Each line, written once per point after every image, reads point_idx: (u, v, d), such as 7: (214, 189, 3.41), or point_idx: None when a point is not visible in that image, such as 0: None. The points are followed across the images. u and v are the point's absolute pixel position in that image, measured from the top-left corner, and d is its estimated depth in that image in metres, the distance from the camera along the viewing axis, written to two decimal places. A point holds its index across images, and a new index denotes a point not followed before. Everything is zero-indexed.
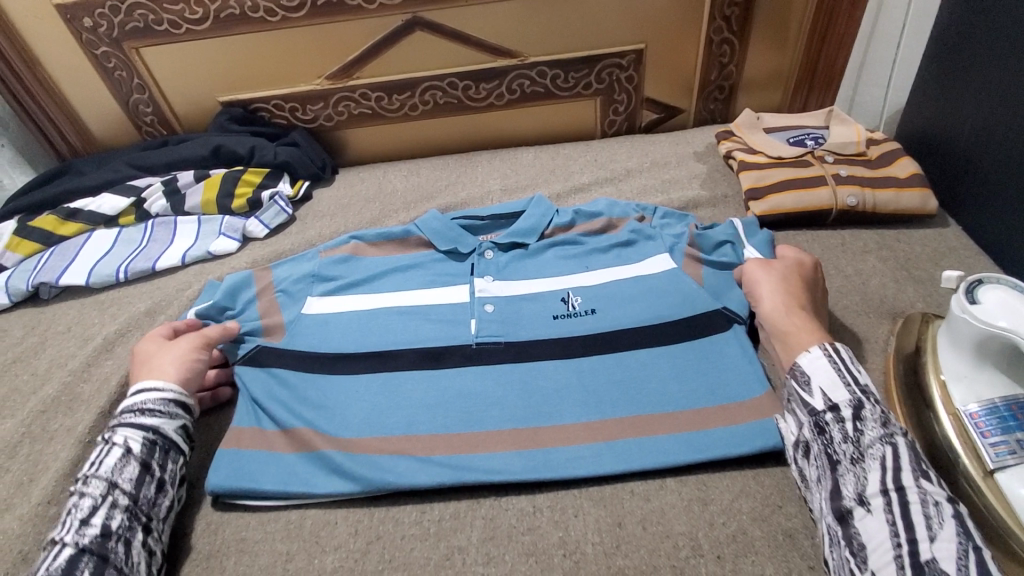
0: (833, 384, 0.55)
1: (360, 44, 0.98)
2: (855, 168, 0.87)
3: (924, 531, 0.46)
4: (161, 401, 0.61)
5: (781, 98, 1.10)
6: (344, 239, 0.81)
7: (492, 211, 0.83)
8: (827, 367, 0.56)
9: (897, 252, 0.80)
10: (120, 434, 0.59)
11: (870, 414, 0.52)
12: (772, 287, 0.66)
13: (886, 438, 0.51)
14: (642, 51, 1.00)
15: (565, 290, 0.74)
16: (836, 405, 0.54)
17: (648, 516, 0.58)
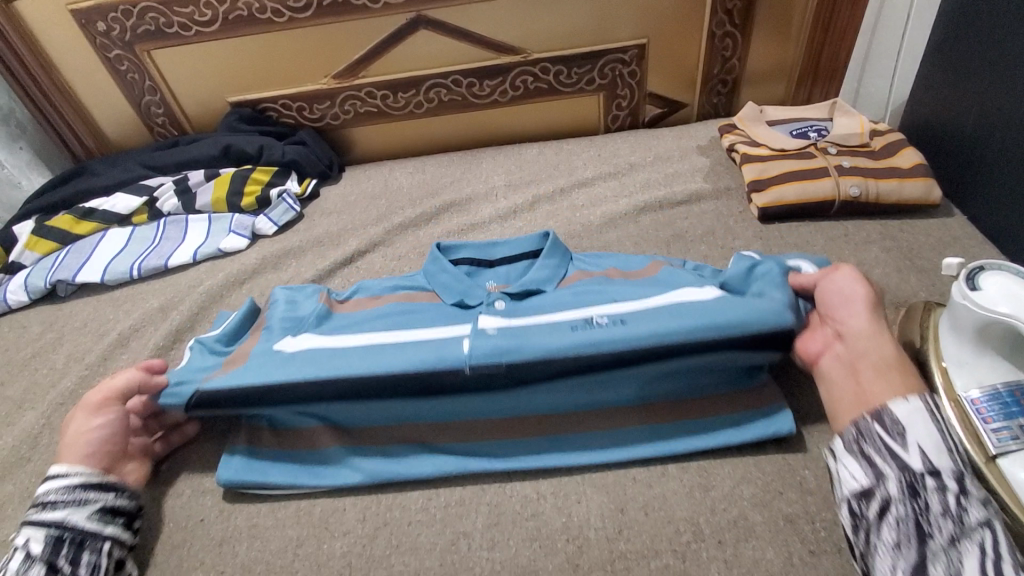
0: (936, 448, 0.49)
1: (365, 43, 0.99)
2: (857, 159, 0.87)
3: None
4: (64, 491, 0.57)
5: (785, 92, 1.10)
6: (344, 294, 0.76)
7: (501, 268, 0.77)
8: (927, 424, 0.50)
9: (900, 242, 0.80)
10: (24, 533, 0.55)
11: (969, 491, 0.47)
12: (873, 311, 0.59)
13: (987, 520, 0.46)
14: (644, 46, 1.01)
15: (588, 310, 0.63)
16: (938, 472, 0.48)
17: (650, 502, 0.58)
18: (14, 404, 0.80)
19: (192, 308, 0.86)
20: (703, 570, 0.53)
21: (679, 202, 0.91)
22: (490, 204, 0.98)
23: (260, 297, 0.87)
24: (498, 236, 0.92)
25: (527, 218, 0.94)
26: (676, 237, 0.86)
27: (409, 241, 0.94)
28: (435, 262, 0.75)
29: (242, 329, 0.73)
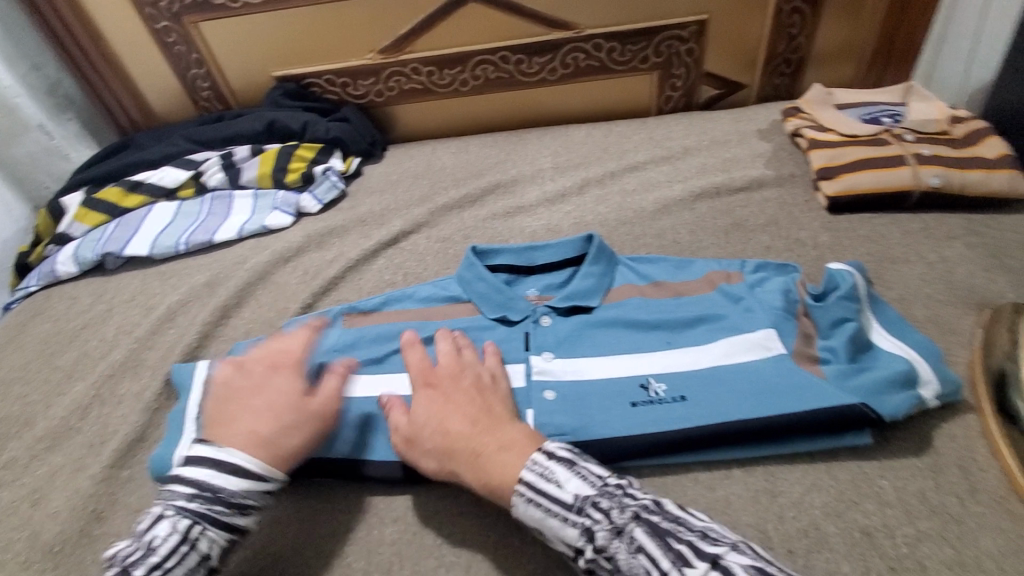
0: (556, 528, 0.47)
1: (412, 16, 0.96)
2: (939, 147, 0.80)
3: None
4: (254, 495, 0.52)
5: (853, 74, 1.03)
6: (377, 301, 0.76)
7: (538, 284, 0.76)
8: (531, 510, 0.48)
9: (986, 238, 0.74)
10: (203, 537, 0.49)
11: (602, 532, 0.45)
12: (448, 420, 0.55)
13: (632, 549, 0.43)
14: (704, 22, 0.95)
15: (646, 374, 0.63)
16: (580, 550, 0.46)
17: (713, 506, 0.56)
18: (66, 373, 0.81)
19: (238, 286, 0.85)
20: None
21: (739, 188, 0.86)
22: (537, 186, 0.95)
23: (305, 276, 0.86)
24: (546, 220, 0.89)
25: (575, 203, 0.91)
26: (735, 226, 0.82)
27: (454, 223, 0.92)
28: (470, 269, 0.75)
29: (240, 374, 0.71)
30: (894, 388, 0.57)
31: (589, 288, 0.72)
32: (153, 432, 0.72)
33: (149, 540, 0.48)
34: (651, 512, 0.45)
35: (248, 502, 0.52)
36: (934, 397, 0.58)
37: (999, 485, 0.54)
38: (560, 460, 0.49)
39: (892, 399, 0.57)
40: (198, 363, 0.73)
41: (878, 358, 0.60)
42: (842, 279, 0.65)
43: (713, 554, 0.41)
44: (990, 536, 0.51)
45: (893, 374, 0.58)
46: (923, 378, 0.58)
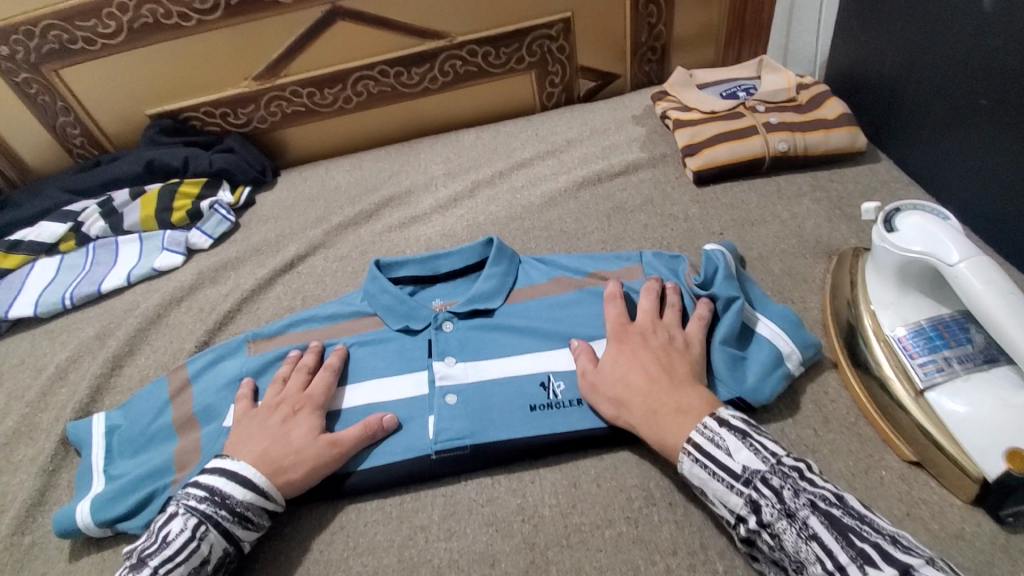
0: (723, 492, 0.50)
1: (283, 40, 0.96)
2: (785, 114, 0.87)
3: None
4: (256, 511, 0.57)
5: (715, 54, 1.10)
6: (282, 326, 0.75)
7: (440, 291, 0.78)
8: (699, 473, 0.51)
9: (832, 192, 0.81)
10: (207, 537, 0.54)
11: (772, 511, 0.48)
12: (630, 374, 0.59)
13: (805, 534, 0.46)
14: (569, 20, 1.00)
15: (545, 373, 0.65)
16: (739, 515, 0.50)
17: (603, 474, 0.60)
18: None
19: (131, 333, 0.83)
20: (656, 533, 0.55)
21: (617, 173, 0.91)
22: (431, 194, 0.96)
23: (200, 314, 0.84)
24: (440, 227, 0.91)
25: (468, 205, 0.93)
26: (616, 210, 0.86)
27: (351, 241, 0.92)
28: (373, 281, 0.75)
29: (142, 418, 0.70)
30: (771, 376, 0.59)
31: (490, 290, 0.73)
32: (52, 495, 0.69)
33: (164, 534, 0.53)
34: (829, 504, 0.47)
35: (250, 514, 0.56)
36: (799, 365, 0.61)
37: (849, 412, 0.59)
38: (732, 429, 0.52)
39: (767, 383, 0.59)
40: (93, 417, 0.72)
41: (753, 344, 0.62)
42: (717, 260, 0.68)
43: (896, 557, 0.43)
44: (843, 460, 0.55)
45: (766, 359, 0.60)
46: (787, 352, 0.61)
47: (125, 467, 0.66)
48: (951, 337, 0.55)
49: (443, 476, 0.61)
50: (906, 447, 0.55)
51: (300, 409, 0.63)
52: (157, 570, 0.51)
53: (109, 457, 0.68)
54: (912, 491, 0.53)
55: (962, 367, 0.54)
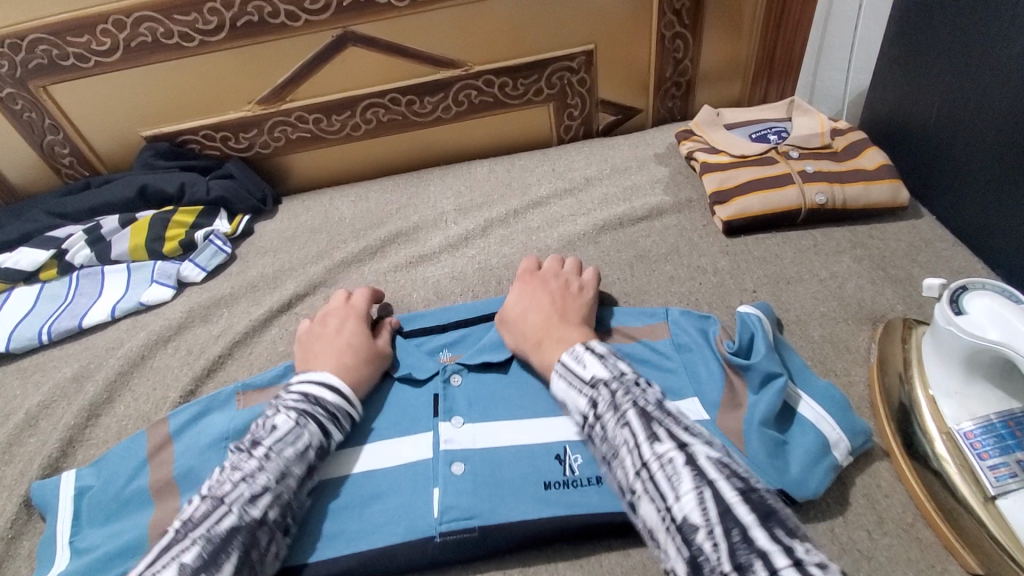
0: (572, 395, 0.53)
1: (291, 65, 0.91)
2: (821, 162, 0.81)
3: (672, 495, 0.43)
4: (339, 407, 0.60)
5: (740, 91, 1.04)
6: (275, 375, 0.70)
7: (450, 339, 0.73)
8: (561, 381, 0.54)
9: (873, 250, 0.75)
10: (305, 425, 0.56)
11: (602, 404, 0.50)
12: (529, 313, 0.66)
13: (621, 421, 0.48)
14: (592, 52, 0.95)
15: (560, 445, 0.59)
16: (580, 414, 0.52)
17: (629, 573, 0.53)
18: None
19: (110, 377, 0.76)
20: None
21: (641, 217, 0.85)
22: (440, 232, 0.90)
23: (187, 357, 0.78)
24: (450, 268, 0.85)
25: (480, 245, 0.87)
26: (639, 258, 0.80)
27: (354, 279, 0.86)
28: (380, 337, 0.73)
29: (114, 482, 0.63)
30: (819, 468, 0.53)
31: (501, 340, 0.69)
32: (10, 565, 0.62)
33: (270, 423, 0.55)
34: (649, 403, 0.49)
35: (339, 415, 0.60)
36: (847, 454, 0.55)
37: (906, 511, 0.52)
38: (594, 351, 0.55)
39: (813, 474, 0.53)
40: (62, 475, 0.65)
41: (795, 425, 0.56)
42: (753, 320, 0.63)
43: (684, 440, 0.46)
44: (902, 571, 0.49)
45: (811, 445, 0.54)
46: (834, 439, 0.55)
47: (94, 539, 0.60)
48: None
49: (448, 563, 0.55)
50: (974, 559, 0.48)
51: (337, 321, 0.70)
52: (270, 450, 0.53)
53: (76, 526, 0.61)
54: None
55: None
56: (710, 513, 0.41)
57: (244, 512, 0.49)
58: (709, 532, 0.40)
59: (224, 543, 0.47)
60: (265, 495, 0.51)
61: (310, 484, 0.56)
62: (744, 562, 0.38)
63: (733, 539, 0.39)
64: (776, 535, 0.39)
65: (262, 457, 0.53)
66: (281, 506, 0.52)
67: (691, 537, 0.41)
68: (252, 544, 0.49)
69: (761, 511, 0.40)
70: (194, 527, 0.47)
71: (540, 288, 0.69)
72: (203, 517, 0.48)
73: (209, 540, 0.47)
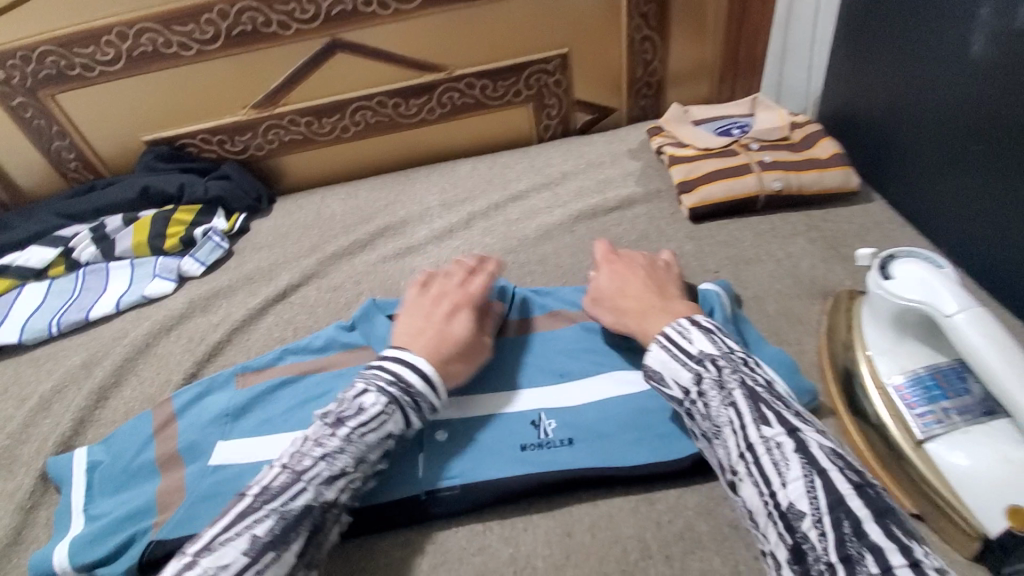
0: (674, 369, 0.54)
1: (283, 70, 0.97)
2: (779, 153, 0.87)
3: (778, 479, 0.46)
4: (422, 398, 0.59)
5: (709, 89, 1.10)
6: (272, 358, 0.76)
7: None
8: (662, 354, 0.55)
9: (826, 232, 0.81)
10: (388, 416, 0.56)
11: (708, 381, 0.52)
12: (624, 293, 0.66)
13: (728, 400, 0.50)
14: (566, 55, 1.01)
15: (537, 413, 0.64)
16: (683, 388, 0.54)
17: (597, 522, 0.57)
18: None
19: (117, 363, 0.81)
20: None
21: (613, 208, 0.91)
22: (426, 225, 0.96)
23: (189, 344, 0.83)
24: (435, 258, 0.90)
25: (463, 236, 0.93)
26: (611, 245, 0.86)
27: (344, 270, 0.91)
28: (369, 321, 0.78)
29: (124, 455, 0.68)
30: None
31: None
32: (29, 533, 0.66)
33: (358, 403, 0.56)
34: (757, 385, 0.51)
35: (421, 404, 0.59)
36: None
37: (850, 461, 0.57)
38: (700, 326, 0.56)
39: None
40: (76, 452, 0.70)
41: None
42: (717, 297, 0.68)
43: (794, 426, 0.48)
44: None
45: None
46: None
47: (107, 505, 0.65)
48: (949, 386, 0.54)
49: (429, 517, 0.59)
50: (909, 500, 0.53)
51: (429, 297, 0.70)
52: (352, 433, 0.55)
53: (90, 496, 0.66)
54: None
55: (962, 418, 0.52)
56: (819, 502, 0.43)
57: (319, 493, 0.52)
58: (815, 519, 0.43)
59: (297, 521, 0.50)
60: (340, 479, 0.53)
61: (380, 467, 0.58)
62: (853, 553, 0.40)
63: (843, 531, 0.42)
64: (893, 533, 0.40)
65: (345, 440, 0.54)
66: (352, 490, 0.54)
67: (796, 524, 0.44)
68: (320, 523, 0.52)
69: (877, 506, 0.42)
70: (272, 500, 0.50)
71: (632, 266, 0.70)
72: (281, 490, 0.51)
73: (283, 516, 0.50)
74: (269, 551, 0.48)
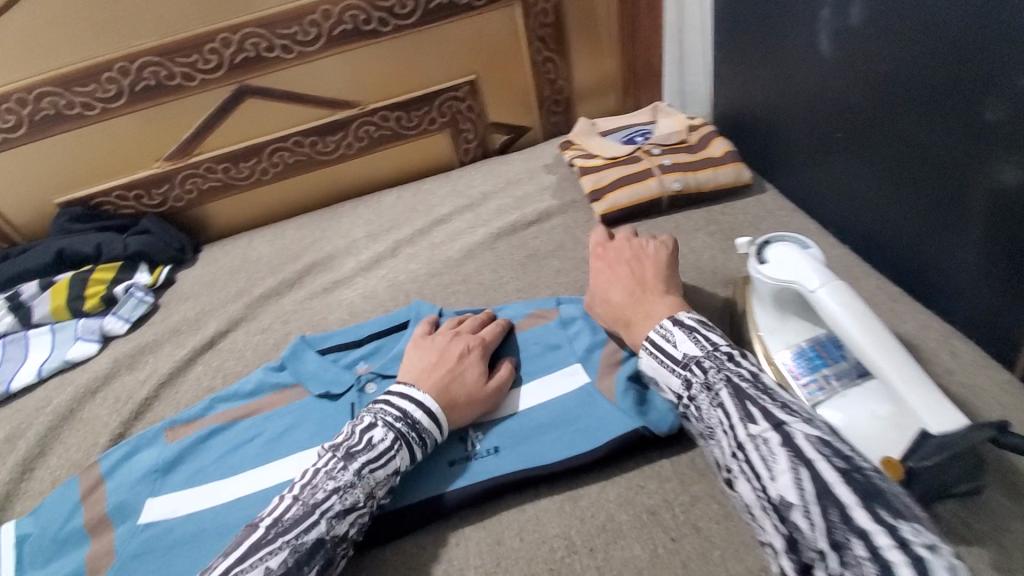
0: (666, 376, 0.58)
1: (194, 120, 0.98)
2: (678, 156, 0.93)
3: (766, 473, 0.47)
4: (427, 430, 0.60)
5: (616, 102, 1.16)
6: (202, 409, 0.76)
7: (364, 351, 0.79)
8: (651, 362, 0.60)
9: (726, 224, 0.86)
10: (396, 451, 0.58)
11: (696, 385, 0.55)
12: (612, 295, 0.68)
13: (715, 401, 0.53)
14: (474, 81, 1.05)
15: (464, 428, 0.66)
16: (677, 394, 0.57)
17: (525, 526, 0.59)
18: None
19: (40, 433, 0.79)
20: None
21: (531, 222, 0.95)
22: (353, 257, 0.97)
23: (116, 404, 0.82)
24: (362, 289, 0.92)
25: (389, 265, 0.94)
26: (531, 258, 0.89)
27: (273, 311, 0.91)
28: (297, 360, 0.79)
29: (51, 524, 0.67)
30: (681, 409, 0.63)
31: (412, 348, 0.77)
32: None
33: (369, 438, 0.58)
34: (744, 380, 0.53)
35: (426, 439, 0.60)
36: None
37: None
38: (683, 327, 0.60)
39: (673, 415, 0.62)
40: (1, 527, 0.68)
41: None
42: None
43: (779, 419, 0.49)
44: None
45: None
46: None
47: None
48: (828, 355, 0.59)
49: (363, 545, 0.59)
50: None
51: (437, 337, 0.71)
52: (363, 468, 0.56)
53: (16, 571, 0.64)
54: None
55: (840, 384, 0.57)
56: (805, 491, 0.44)
57: (331, 527, 0.53)
58: (803, 509, 0.44)
59: (311, 554, 0.51)
60: (351, 513, 0.54)
61: (385, 501, 0.59)
62: (841, 539, 0.41)
63: (830, 518, 0.42)
64: (878, 516, 0.41)
65: (356, 475, 0.55)
66: (361, 524, 0.55)
67: (786, 515, 0.45)
68: (331, 557, 0.53)
69: (862, 491, 0.43)
70: (286, 533, 0.51)
71: (620, 262, 0.72)
72: (295, 522, 0.52)
73: (297, 549, 0.51)
74: None
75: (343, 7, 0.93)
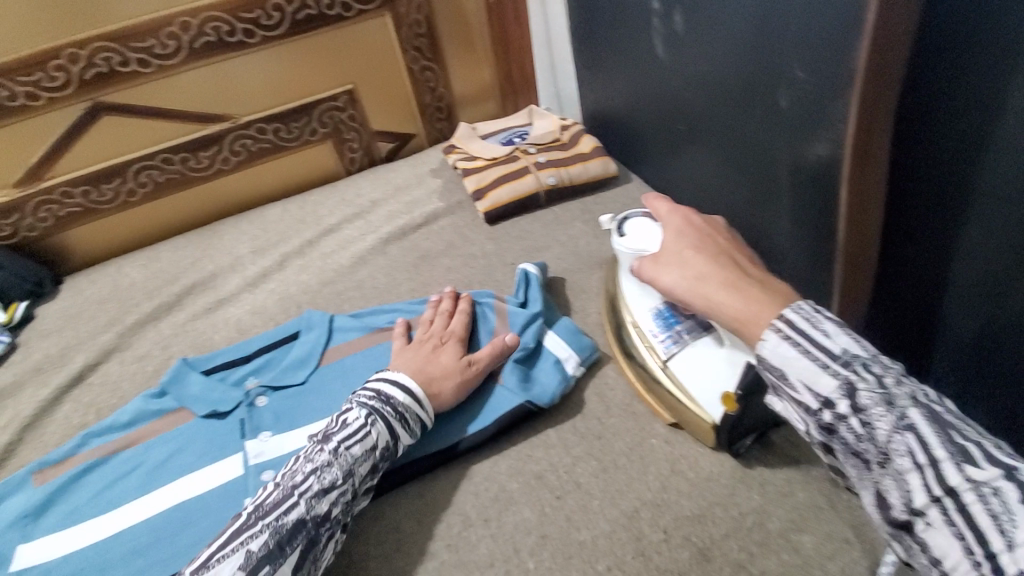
0: (812, 376, 0.40)
1: (43, 143, 0.91)
2: (552, 153, 1.00)
3: (996, 535, 0.32)
4: (403, 407, 0.61)
5: (497, 107, 1.22)
6: (73, 447, 0.71)
7: (254, 365, 0.78)
8: (792, 354, 0.41)
9: (599, 213, 0.94)
10: (375, 425, 0.59)
11: (866, 395, 0.38)
12: (708, 297, 0.49)
13: (903, 423, 0.36)
14: (352, 91, 1.06)
15: None
16: (828, 402, 0.39)
17: (422, 509, 0.61)
18: None
19: None
20: (473, 552, 0.57)
21: (420, 225, 0.97)
22: (238, 274, 0.94)
23: None
24: (249, 305, 0.89)
25: (277, 278, 0.93)
26: (421, 258, 0.92)
27: (150, 337, 0.86)
28: (179, 383, 0.75)
29: None
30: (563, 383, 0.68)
31: (304, 356, 0.76)
32: None
33: (342, 419, 0.59)
34: (930, 400, 0.38)
35: (408, 414, 0.61)
36: (577, 366, 0.70)
37: (626, 396, 0.68)
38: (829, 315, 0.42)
39: (554, 388, 0.67)
40: None
41: (541, 357, 0.71)
42: (528, 274, 0.80)
43: (1006, 463, 0.34)
44: (622, 440, 0.64)
45: (549, 367, 0.69)
46: (566, 356, 0.70)
47: None
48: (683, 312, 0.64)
49: None
50: (666, 411, 0.64)
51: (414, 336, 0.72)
52: (340, 446, 0.57)
53: None
54: (675, 450, 0.62)
55: (691, 336, 0.62)
56: None
57: (311, 506, 0.53)
58: None
59: (291, 535, 0.51)
60: (332, 491, 0.55)
61: (372, 484, 0.59)
62: None
63: None
64: None
65: (333, 453, 0.56)
66: (345, 503, 0.55)
67: None
68: (314, 538, 0.53)
69: None
70: (265, 515, 0.52)
71: (696, 258, 0.53)
72: (275, 505, 0.53)
73: (278, 530, 0.51)
74: (266, 565, 0.49)
75: (204, 19, 0.91)
